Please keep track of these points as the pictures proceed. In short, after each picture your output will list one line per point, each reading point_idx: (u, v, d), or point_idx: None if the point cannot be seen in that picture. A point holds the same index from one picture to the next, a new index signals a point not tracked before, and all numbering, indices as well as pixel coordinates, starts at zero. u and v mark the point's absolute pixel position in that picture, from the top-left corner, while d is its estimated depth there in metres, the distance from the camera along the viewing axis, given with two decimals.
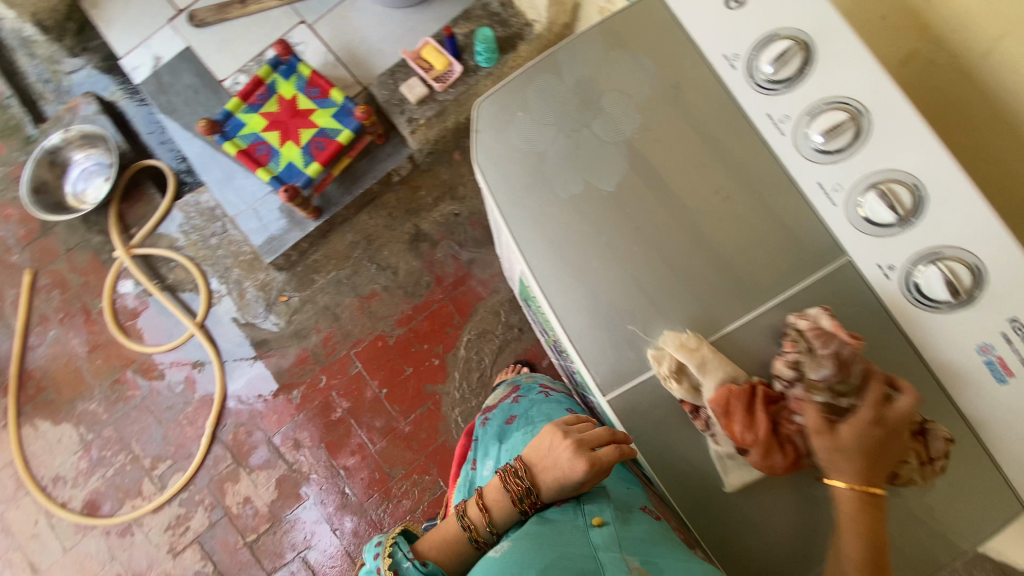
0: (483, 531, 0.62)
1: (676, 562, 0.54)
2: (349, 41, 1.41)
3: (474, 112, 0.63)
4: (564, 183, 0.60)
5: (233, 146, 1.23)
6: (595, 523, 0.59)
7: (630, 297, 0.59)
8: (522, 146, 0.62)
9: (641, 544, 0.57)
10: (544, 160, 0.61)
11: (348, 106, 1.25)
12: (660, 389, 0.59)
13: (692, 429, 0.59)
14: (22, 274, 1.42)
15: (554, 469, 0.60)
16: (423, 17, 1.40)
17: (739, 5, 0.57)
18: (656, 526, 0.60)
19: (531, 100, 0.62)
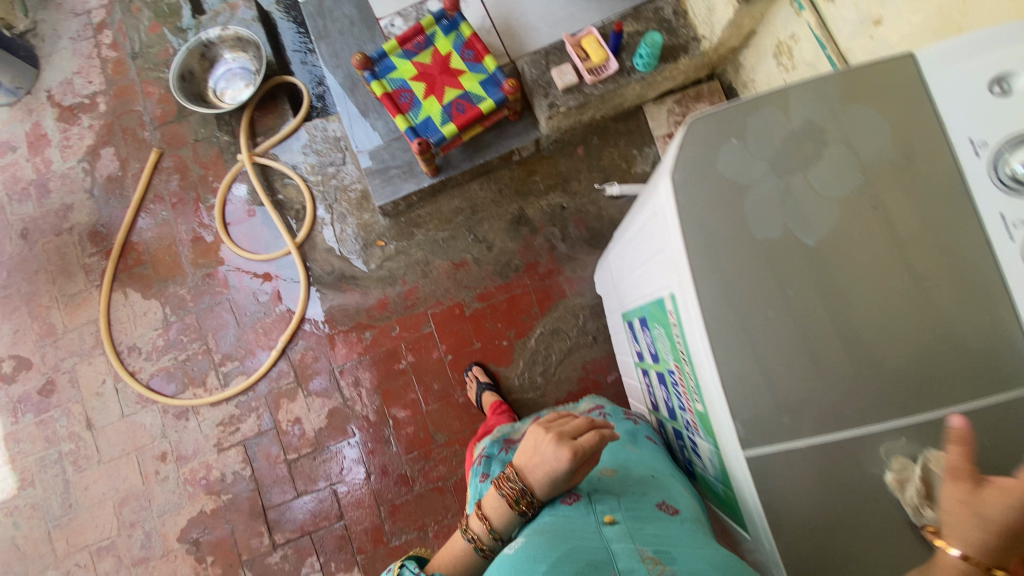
0: (487, 539, 0.74)
1: (684, 552, 0.63)
2: (508, 12, 1.41)
3: (683, 125, 0.58)
4: (761, 226, 0.55)
5: (380, 87, 1.25)
6: (606, 520, 0.69)
7: (796, 364, 0.55)
8: (727, 176, 0.56)
9: (650, 535, 0.66)
10: (745, 197, 0.56)
11: (498, 76, 1.24)
12: (802, 466, 0.55)
13: (824, 503, 0.55)
14: (149, 151, 1.49)
15: (543, 465, 0.72)
16: (588, 5, 1.37)
17: (1004, 93, 0.50)
18: (659, 516, 0.70)
19: (749, 130, 0.57)
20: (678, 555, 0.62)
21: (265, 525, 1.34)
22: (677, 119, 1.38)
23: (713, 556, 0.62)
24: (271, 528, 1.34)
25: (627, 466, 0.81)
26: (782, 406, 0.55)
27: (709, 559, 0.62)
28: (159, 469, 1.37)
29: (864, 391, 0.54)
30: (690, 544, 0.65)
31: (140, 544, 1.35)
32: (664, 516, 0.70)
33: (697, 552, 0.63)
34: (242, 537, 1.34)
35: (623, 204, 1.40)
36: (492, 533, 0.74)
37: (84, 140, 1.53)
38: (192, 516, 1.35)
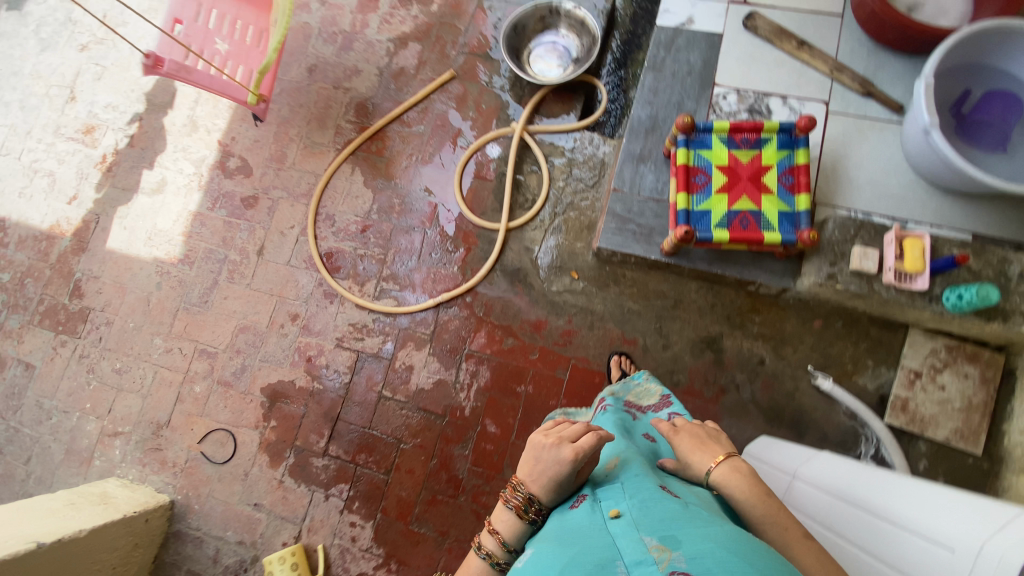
0: (502, 555, 0.77)
1: (688, 534, 0.62)
2: (843, 155, 1.29)
3: None
4: None
5: (684, 158, 1.19)
6: (611, 515, 0.69)
7: None
8: None
9: (659, 522, 0.65)
10: None
11: (801, 218, 1.15)
12: None
13: None
14: (447, 69, 1.57)
15: (550, 472, 0.76)
16: (927, 200, 1.24)
17: None
18: (662, 504, 0.69)
19: None
20: (684, 539, 0.61)
21: (328, 430, 1.41)
22: (936, 364, 1.23)
23: (717, 535, 0.61)
24: (331, 436, 1.40)
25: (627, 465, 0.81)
26: None
27: (712, 537, 0.61)
28: (285, 324, 1.47)
29: None
30: (695, 524, 0.64)
31: (233, 370, 1.47)
32: (666, 505, 0.70)
33: (701, 532, 0.63)
34: (307, 426, 1.41)
35: (820, 399, 1.28)
36: (505, 547, 0.77)
37: (403, 25, 1.63)
38: (283, 379, 1.45)
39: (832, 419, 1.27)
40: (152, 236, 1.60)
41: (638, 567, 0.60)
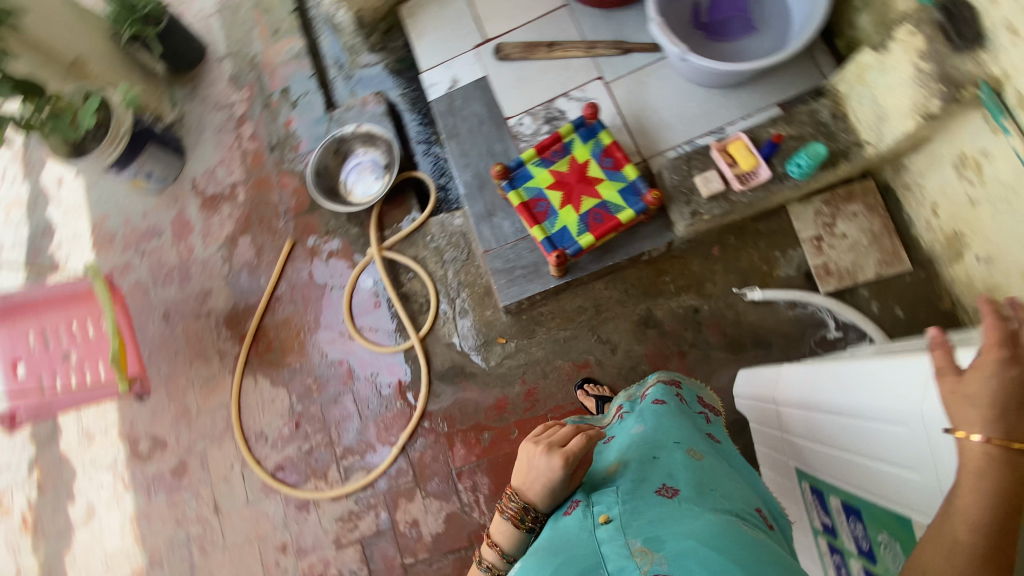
0: (499, 562, 0.81)
1: (673, 533, 0.64)
2: (640, 108, 1.37)
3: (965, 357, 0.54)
4: None
5: (517, 198, 1.25)
6: (601, 521, 0.70)
7: None
8: None
9: (647, 524, 0.67)
10: None
11: (639, 186, 1.20)
12: None
13: None
14: (284, 241, 1.58)
15: (545, 479, 0.77)
16: (727, 101, 1.33)
17: None
18: (654, 504, 0.71)
19: None
20: (669, 538, 0.63)
21: None
22: (826, 221, 1.29)
23: (699, 533, 0.63)
24: None
25: (635, 453, 0.81)
26: None
27: (697, 535, 0.63)
28: (279, 560, 1.38)
29: None
30: (678, 521, 0.66)
31: None
32: (658, 503, 0.71)
33: (687, 528, 0.64)
34: None
35: (762, 310, 1.31)
36: (504, 556, 0.82)
37: (224, 229, 1.64)
38: None
39: (782, 320, 1.30)
40: (108, 563, 1.48)
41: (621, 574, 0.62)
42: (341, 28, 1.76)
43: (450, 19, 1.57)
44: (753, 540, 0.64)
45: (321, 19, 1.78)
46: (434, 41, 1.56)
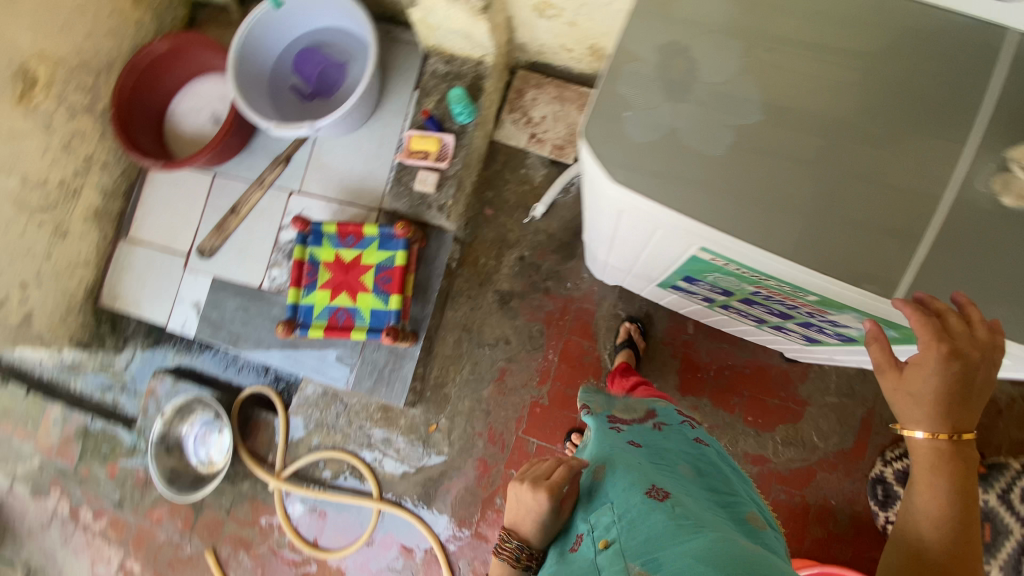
0: None
1: (668, 551, 0.67)
2: (339, 182, 1.45)
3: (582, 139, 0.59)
4: (712, 142, 0.56)
5: (319, 329, 1.25)
6: (602, 546, 0.73)
7: (844, 200, 0.54)
8: (651, 138, 0.58)
9: (643, 542, 0.70)
10: (679, 137, 0.57)
11: (388, 231, 1.27)
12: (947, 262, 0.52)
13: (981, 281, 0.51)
14: (204, 557, 1.44)
15: (536, 515, 0.79)
16: (384, 120, 1.45)
17: None
18: (649, 512, 0.74)
19: (628, 95, 0.59)
20: (664, 557, 0.66)
21: None
22: (525, 120, 1.46)
23: (698, 548, 0.66)
24: None
25: (620, 467, 0.85)
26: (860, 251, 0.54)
27: (697, 553, 0.65)
28: None
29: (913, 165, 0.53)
30: (671, 534, 0.69)
31: None
32: (652, 511, 0.74)
33: (681, 544, 0.67)
34: None
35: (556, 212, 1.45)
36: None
37: None
38: None
39: (573, 204, 1.44)
40: None
41: None
42: (74, 363, 1.62)
43: (147, 269, 1.54)
44: (744, 552, 0.67)
45: (52, 372, 1.62)
46: (152, 296, 1.53)
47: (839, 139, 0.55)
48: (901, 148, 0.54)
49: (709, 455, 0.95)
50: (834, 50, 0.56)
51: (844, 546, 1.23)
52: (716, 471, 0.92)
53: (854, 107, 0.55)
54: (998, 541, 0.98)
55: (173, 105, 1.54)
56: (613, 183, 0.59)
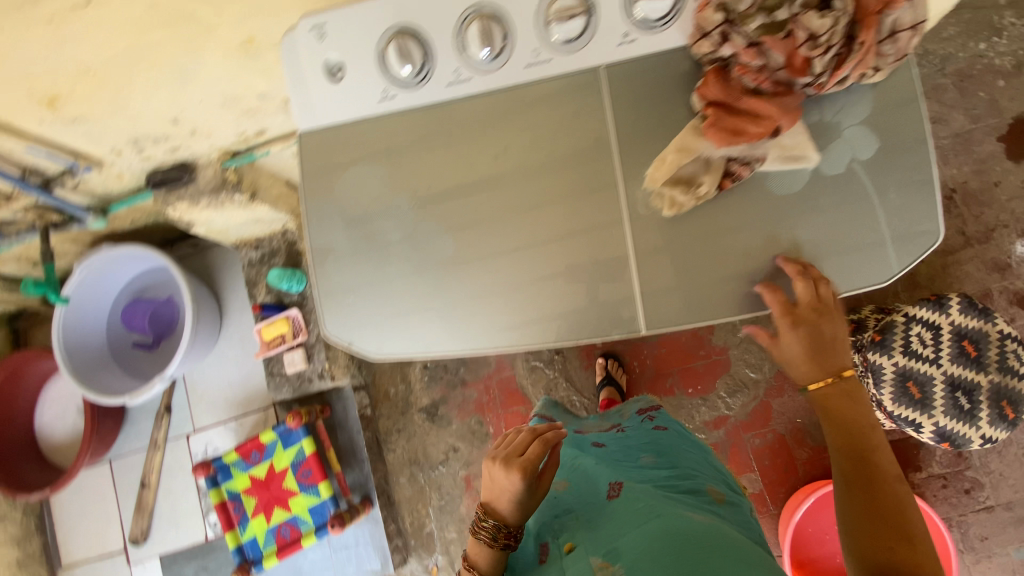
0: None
1: (625, 541, 0.67)
2: (225, 399, 1.44)
3: (330, 339, 0.65)
4: (429, 285, 0.63)
5: (272, 557, 1.22)
6: (568, 550, 0.72)
7: (553, 277, 0.60)
8: (382, 307, 0.64)
9: (602, 540, 0.70)
10: (403, 294, 0.63)
11: (283, 429, 1.25)
12: (657, 280, 0.58)
13: (694, 277, 0.57)
14: None
15: (517, 501, 0.75)
16: (235, 322, 1.46)
17: (340, 73, 0.61)
18: (609, 515, 0.74)
19: (343, 282, 0.64)
20: (622, 547, 0.67)
21: None
22: None
23: (652, 531, 0.66)
24: None
25: (581, 479, 0.85)
26: (584, 310, 0.60)
27: (650, 536, 0.66)
28: None
29: (588, 221, 0.59)
30: (628, 529, 0.69)
31: None
32: (612, 513, 0.75)
33: (639, 532, 0.67)
34: None
35: None
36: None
37: None
38: None
39: None
40: None
41: None
42: None
43: None
44: (699, 525, 0.67)
45: None
46: None
47: (520, 225, 0.60)
48: (567, 208, 0.59)
49: (672, 438, 0.95)
50: (481, 158, 0.62)
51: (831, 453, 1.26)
52: (678, 450, 0.92)
53: (522, 196, 0.61)
54: (928, 391, 1.00)
55: (38, 419, 1.51)
56: (376, 356, 0.65)
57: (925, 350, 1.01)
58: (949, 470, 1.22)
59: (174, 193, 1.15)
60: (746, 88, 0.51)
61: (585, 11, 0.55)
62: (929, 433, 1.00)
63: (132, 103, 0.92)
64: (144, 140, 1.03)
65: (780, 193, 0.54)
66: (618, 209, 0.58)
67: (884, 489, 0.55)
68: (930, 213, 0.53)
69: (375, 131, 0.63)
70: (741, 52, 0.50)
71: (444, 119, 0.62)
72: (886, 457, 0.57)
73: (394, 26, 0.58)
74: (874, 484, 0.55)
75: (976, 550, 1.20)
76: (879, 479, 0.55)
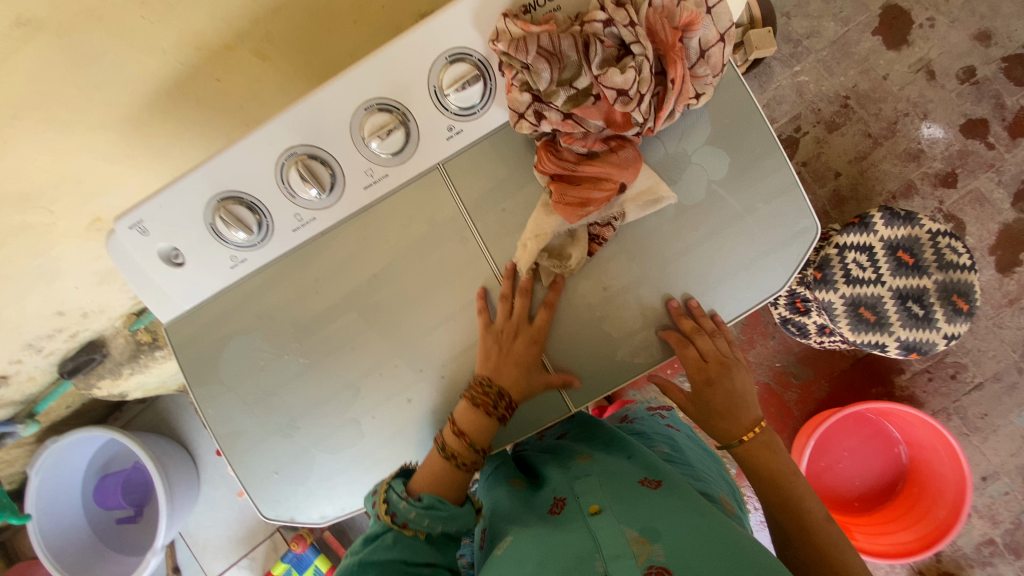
0: (466, 450, 0.54)
1: (668, 520, 0.59)
2: (229, 540, 1.39)
3: (268, 519, 0.61)
4: (347, 438, 0.59)
5: None
6: (591, 512, 0.64)
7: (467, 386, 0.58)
8: (309, 475, 0.60)
9: (635, 512, 0.62)
10: (325, 456, 0.60)
11: (292, 555, 1.23)
12: (568, 356, 0.56)
13: (602, 341, 0.55)
14: None
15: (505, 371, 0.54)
16: (211, 461, 1.41)
17: (180, 257, 0.57)
18: (642, 492, 0.67)
19: (262, 462, 0.60)
20: (665, 526, 0.58)
21: None
22: None
23: (694, 527, 0.58)
24: None
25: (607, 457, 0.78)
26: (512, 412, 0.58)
27: (691, 533, 0.57)
28: None
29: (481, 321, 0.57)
30: (667, 507, 0.62)
31: None
32: (645, 491, 0.67)
33: (683, 517, 0.60)
34: None
35: None
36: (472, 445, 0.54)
37: None
38: None
39: None
40: None
41: (614, 563, 0.55)
42: None
43: None
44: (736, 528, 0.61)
45: None
46: None
47: (417, 345, 0.58)
48: (457, 311, 0.57)
49: (685, 445, 0.93)
50: (355, 290, 0.58)
51: (818, 384, 1.27)
52: (692, 457, 0.90)
53: (409, 314, 0.58)
54: (882, 311, 1.00)
55: None
56: (321, 521, 0.62)
57: (866, 272, 1.01)
58: (929, 363, 1.24)
59: (94, 374, 1.09)
60: (578, 155, 0.49)
61: (399, 122, 0.53)
62: (896, 349, 1.01)
63: (5, 318, 0.87)
64: (37, 340, 0.97)
65: (652, 237, 0.53)
66: (505, 299, 0.56)
67: (818, 534, 0.61)
68: (801, 210, 0.52)
69: (241, 300, 0.59)
70: (560, 125, 0.47)
71: (303, 263, 0.59)
72: (812, 503, 0.64)
73: (215, 196, 0.54)
74: (813, 533, 0.62)
75: (978, 428, 1.23)
76: (810, 530, 0.62)
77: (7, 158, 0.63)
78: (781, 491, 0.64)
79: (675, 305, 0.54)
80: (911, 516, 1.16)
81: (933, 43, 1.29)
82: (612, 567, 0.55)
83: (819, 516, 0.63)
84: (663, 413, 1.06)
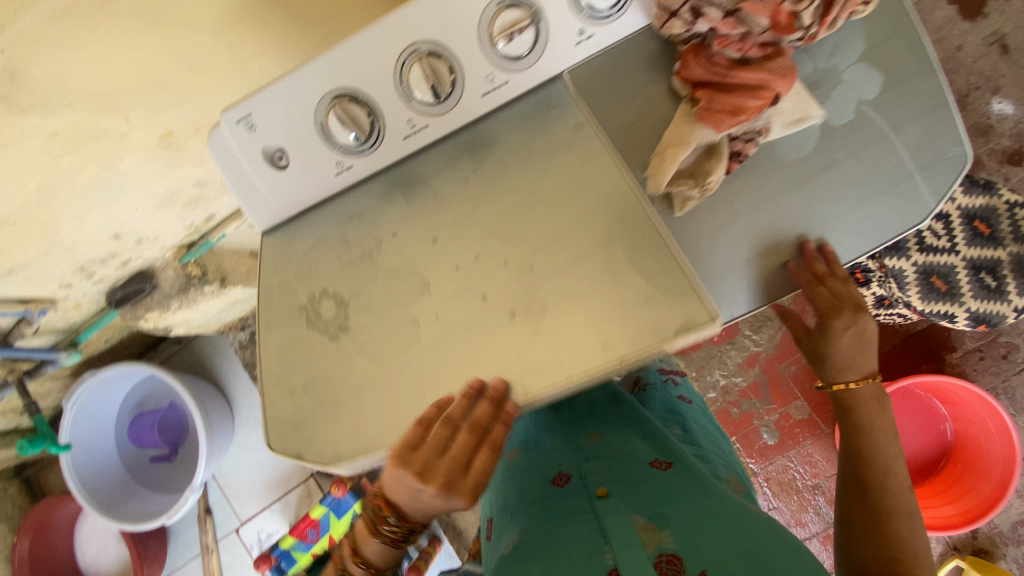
0: (373, 561, 0.56)
1: (680, 510, 0.55)
2: (264, 483, 1.40)
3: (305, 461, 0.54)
4: None
5: None
6: (598, 497, 0.60)
7: None
8: None
9: (645, 500, 0.58)
10: None
11: (332, 499, 1.23)
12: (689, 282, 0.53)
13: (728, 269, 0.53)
14: None
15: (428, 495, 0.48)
16: (247, 405, 1.40)
17: (285, 160, 0.55)
18: (652, 478, 0.62)
19: None
20: (675, 516, 0.54)
21: None
22: None
23: (704, 512, 0.55)
24: None
25: (618, 438, 0.73)
26: None
27: (703, 519, 0.54)
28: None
29: None
30: (676, 498, 0.58)
31: None
32: (655, 477, 0.62)
33: (694, 509, 0.56)
34: None
35: None
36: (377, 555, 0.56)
37: None
38: None
39: None
40: None
41: (623, 550, 0.51)
42: None
43: None
44: (748, 518, 0.56)
45: None
46: None
47: None
48: None
49: (694, 415, 0.83)
50: None
51: None
52: (704, 431, 0.79)
53: None
54: (954, 282, 0.99)
55: (82, 560, 1.46)
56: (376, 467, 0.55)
57: (940, 241, 0.99)
58: (981, 342, 1.22)
59: (142, 305, 1.07)
60: (732, 61, 0.46)
61: (532, 21, 0.49)
62: (964, 320, 1.00)
63: (64, 235, 0.83)
64: (90, 264, 0.94)
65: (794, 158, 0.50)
66: None
67: (900, 495, 0.60)
68: (953, 137, 0.49)
69: (343, 209, 0.56)
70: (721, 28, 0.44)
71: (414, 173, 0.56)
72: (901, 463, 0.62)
73: (330, 92, 0.51)
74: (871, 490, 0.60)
75: None
76: (871, 486, 0.60)
77: (95, 49, 0.59)
78: (853, 444, 0.63)
79: (809, 248, 0.52)
80: (957, 492, 1.16)
81: (1010, 15, 1.24)
82: (621, 557, 0.50)
83: (885, 473, 0.61)
84: (677, 379, 0.92)
